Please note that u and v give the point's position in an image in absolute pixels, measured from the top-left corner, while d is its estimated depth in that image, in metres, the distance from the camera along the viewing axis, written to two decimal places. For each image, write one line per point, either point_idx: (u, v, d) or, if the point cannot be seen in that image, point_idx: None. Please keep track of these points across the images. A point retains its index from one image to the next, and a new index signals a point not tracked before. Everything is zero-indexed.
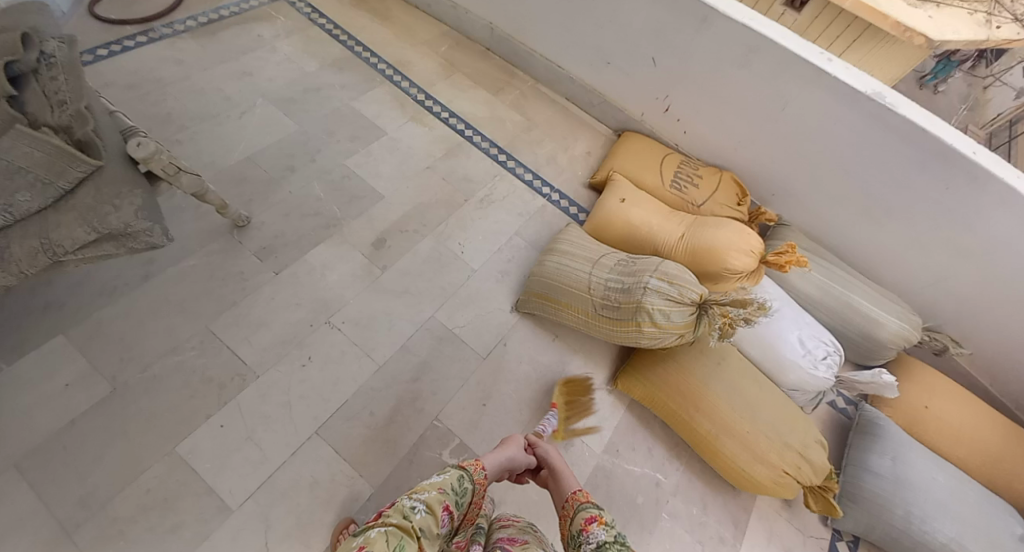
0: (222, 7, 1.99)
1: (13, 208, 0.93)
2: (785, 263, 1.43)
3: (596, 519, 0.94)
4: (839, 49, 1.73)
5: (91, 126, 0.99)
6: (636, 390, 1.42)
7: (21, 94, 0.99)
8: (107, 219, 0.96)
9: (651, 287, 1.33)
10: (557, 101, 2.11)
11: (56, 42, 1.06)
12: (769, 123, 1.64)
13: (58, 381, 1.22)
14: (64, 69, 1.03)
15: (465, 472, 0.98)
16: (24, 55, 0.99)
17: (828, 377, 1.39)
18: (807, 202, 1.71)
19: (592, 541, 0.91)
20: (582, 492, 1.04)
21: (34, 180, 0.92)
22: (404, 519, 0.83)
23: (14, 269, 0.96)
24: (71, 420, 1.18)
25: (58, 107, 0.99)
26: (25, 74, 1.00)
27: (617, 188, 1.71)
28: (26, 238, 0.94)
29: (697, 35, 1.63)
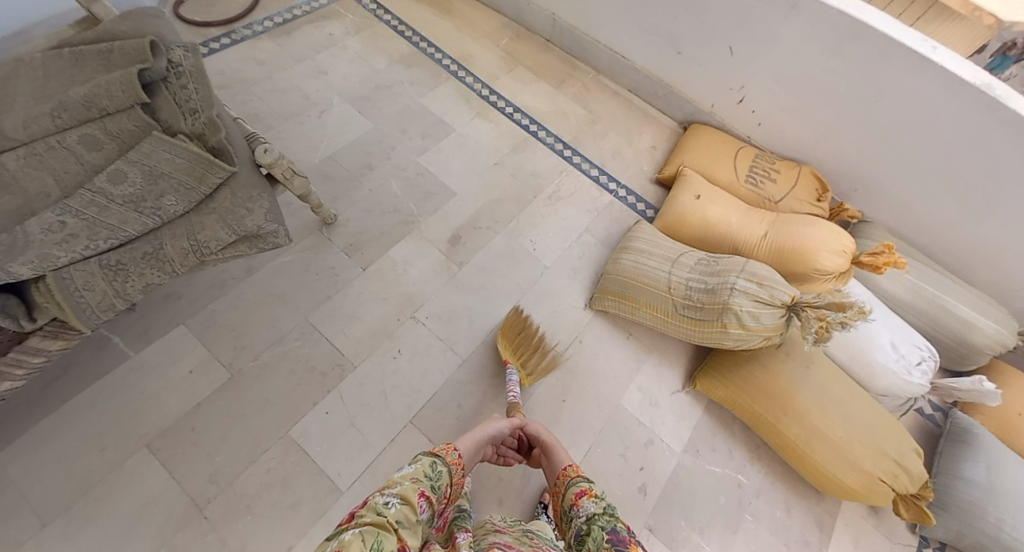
0: (295, 6, 2.04)
1: (162, 212, 1.04)
2: (881, 265, 1.38)
3: (585, 493, 0.99)
4: (909, 20, 1.62)
5: (223, 134, 1.11)
6: (718, 393, 1.40)
7: (154, 100, 1.09)
8: (243, 221, 1.09)
9: (739, 288, 1.32)
10: (621, 93, 2.08)
11: (182, 51, 1.14)
12: (863, 114, 1.58)
13: (182, 367, 1.31)
14: (191, 76, 1.12)
15: (437, 457, 0.99)
16: (153, 62, 1.08)
17: (924, 383, 1.35)
18: (894, 197, 1.66)
19: (582, 514, 0.95)
20: (572, 467, 1.08)
21: (178, 185, 1.04)
22: (377, 515, 0.80)
23: (168, 268, 1.07)
24: (196, 403, 1.27)
25: (191, 115, 1.10)
26: (156, 81, 1.09)
27: (689, 184, 1.68)
28: (176, 239, 1.06)
29: (784, 23, 1.57)
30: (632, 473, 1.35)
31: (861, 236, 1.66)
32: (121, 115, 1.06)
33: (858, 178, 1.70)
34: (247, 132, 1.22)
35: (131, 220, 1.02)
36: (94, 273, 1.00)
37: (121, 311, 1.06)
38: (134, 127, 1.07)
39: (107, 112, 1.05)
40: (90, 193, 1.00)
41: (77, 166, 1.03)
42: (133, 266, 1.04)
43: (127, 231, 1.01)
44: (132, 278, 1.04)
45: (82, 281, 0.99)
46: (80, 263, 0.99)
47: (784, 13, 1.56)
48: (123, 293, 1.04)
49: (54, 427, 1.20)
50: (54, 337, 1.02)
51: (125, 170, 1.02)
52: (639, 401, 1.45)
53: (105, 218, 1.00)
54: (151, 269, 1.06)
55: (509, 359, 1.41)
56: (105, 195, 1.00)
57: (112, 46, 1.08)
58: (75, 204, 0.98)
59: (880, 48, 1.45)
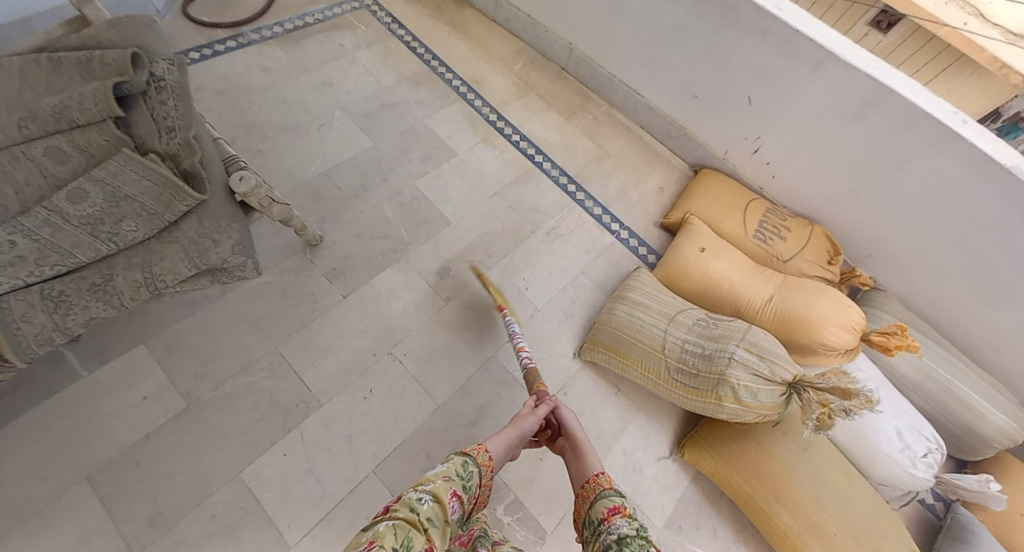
0: (308, 14, 1.99)
1: (118, 237, 0.99)
2: (893, 347, 1.32)
3: (619, 511, 0.88)
4: (924, 79, 1.51)
5: (198, 157, 1.06)
6: (706, 464, 1.34)
7: (129, 114, 1.06)
8: (207, 253, 1.03)
9: (737, 359, 1.28)
10: (632, 130, 2.01)
11: (166, 64, 1.09)
12: (880, 180, 1.50)
13: (136, 392, 1.25)
14: (172, 91, 1.08)
15: (469, 457, 0.94)
16: (133, 75, 1.04)
17: (928, 478, 1.28)
18: (907, 267, 1.58)
19: (613, 532, 0.85)
20: (603, 475, 0.98)
21: (140, 210, 1.01)
22: (411, 511, 0.79)
23: (116, 302, 0.99)
24: (146, 434, 1.21)
25: (166, 133, 1.06)
26: (135, 94, 1.06)
27: (695, 234, 1.60)
28: (131, 270, 0.99)
29: (807, 79, 1.50)
30: None
31: (872, 307, 1.58)
32: (92, 129, 1.03)
33: (873, 244, 1.62)
34: (227, 152, 1.16)
35: (85, 245, 0.97)
36: (33, 304, 0.92)
37: (59, 345, 0.96)
38: (104, 141, 1.04)
39: (77, 125, 1.02)
40: (47, 212, 0.96)
41: (40, 179, 1.01)
42: (77, 298, 0.96)
43: (78, 257, 0.97)
44: (74, 311, 0.96)
45: (18, 312, 0.91)
46: (21, 292, 0.92)
47: (807, 71, 1.49)
48: (64, 327, 0.95)
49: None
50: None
51: (86, 188, 0.99)
52: (621, 470, 1.37)
53: (58, 240, 0.96)
54: (97, 302, 0.97)
55: (502, 304, 1.46)
56: (61, 214, 0.97)
57: (93, 54, 1.03)
58: (30, 223, 0.95)
59: (907, 116, 1.37)
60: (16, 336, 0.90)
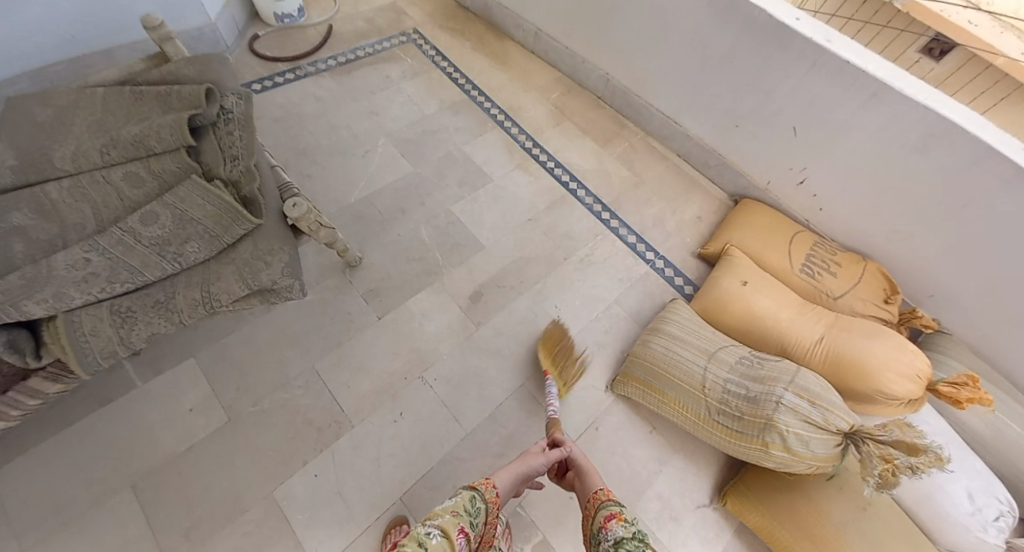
0: (359, 47, 2.09)
1: (182, 258, 1.13)
2: (963, 399, 1.23)
3: (615, 516, 0.94)
4: (982, 107, 1.37)
5: (257, 184, 1.19)
6: (750, 517, 1.24)
7: (200, 144, 1.22)
8: (259, 276, 1.17)
9: (786, 404, 1.20)
10: (669, 158, 1.97)
11: (235, 98, 1.27)
12: (943, 219, 1.41)
13: (183, 403, 1.29)
14: (238, 123, 1.24)
15: (477, 492, 0.97)
16: (206, 108, 1.21)
17: (999, 545, 1.13)
18: (975, 311, 1.45)
19: (609, 538, 0.91)
20: (603, 490, 1.02)
21: (203, 233, 1.13)
22: (419, 545, 0.82)
23: (175, 318, 1.14)
24: (190, 444, 1.24)
25: (230, 161, 1.20)
26: (206, 125, 1.22)
27: (737, 266, 1.53)
28: (190, 289, 1.14)
29: (861, 110, 1.44)
30: None
31: (936, 352, 1.46)
32: (167, 156, 1.17)
33: (933, 282, 1.51)
34: (282, 179, 1.34)
35: (152, 265, 1.11)
36: (103, 318, 1.08)
37: (122, 356, 1.13)
38: (176, 168, 1.17)
39: (154, 152, 1.16)
40: (121, 232, 1.09)
41: (118, 202, 1.14)
42: (142, 314, 1.11)
43: (145, 276, 1.10)
44: (138, 326, 1.12)
45: (92, 325, 1.07)
46: (92, 306, 1.08)
47: (861, 102, 1.43)
48: (129, 339, 1.12)
49: (49, 449, 1.19)
50: (54, 380, 1.10)
51: (158, 211, 1.12)
52: (657, 516, 1.29)
53: (128, 258, 1.09)
54: (159, 318, 1.13)
55: (547, 370, 1.40)
56: (134, 235, 1.10)
57: (172, 89, 1.21)
58: (104, 242, 1.08)
59: (972, 153, 1.30)
60: (86, 347, 1.07)
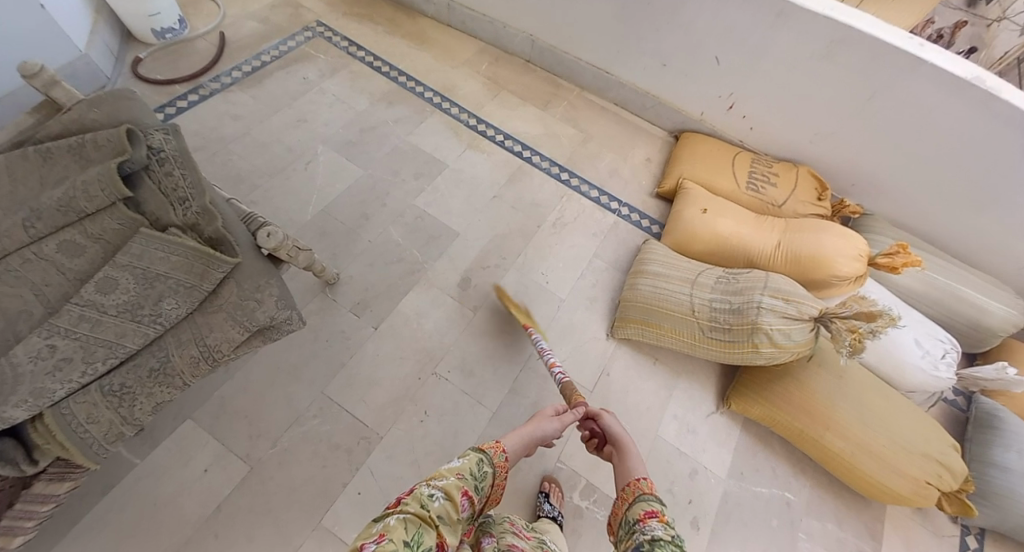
0: (264, 52, 1.95)
1: (162, 318, 0.98)
2: (900, 265, 1.43)
3: (656, 515, 0.88)
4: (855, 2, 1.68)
5: (219, 222, 1.03)
6: (754, 411, 1.41)
7: (137, 193, 1.04)
8: (254, 314, 1.03)
9: (765, 307, 1.35)
10: (607, 108, 2.05)
11: (161, 133, 1.06)
12: (856, 114, 1.60)
13: (196, 466, 1.25)
14: (174, 161, 1.05)
15: (484, 455, 0.97)
16: (133, 152, 1.01)
17: (951, 376, 1.38)
18: (892, 190, 1.69)
19: (646, 533, 0.85)
20: (645, 479, 0.97)
21: (178, 286, 0.99)
22: (421, 507, 0.81)
23: (178, 382, 1.01)
24: (217, 504, 1.21)
25: (180, 204, 1.04)
26: (138, 170, 1.03)
27: (693, 198, 1.67)
28: (184, 346, 1.00)
29: (772, 30, 1.57)
30: (681, 508, 1.34)
31: (868, 233, 1.68)
32: (103, 215, 1.01)
33: (855, 173, 1.72)
34: (241, 211, 1.14)
35: (130, 333, 0.96)
36: (97, 402, 0.94)
37: (131, 437, 0.99)
38: (118, 226, 1.02)
39: (87, 214, 1.00)
40: (80, 308, 0.94)
41: (59, 276, 0.98)
42: (139, 387, 0.97)
43: (127, 346, 0.96)
44: (140, 401, 0.98)
45: (85, 415, 0.93)
46: (79, 394, 0.93)
47: (770, 23, 1.56)
48: (133, 418, 0.98)
49: (69, 550, 1.13)
50: (60, 480, 0.97)
51: (116, 276, 0.97)
52: (676, 434, 1.44)
53: (100, 333, 0.94)
54: (160, 387, 1.00)
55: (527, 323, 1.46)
56: (97, 307, 0.95)
57: (84, 138, 1.01)
58: (63, 323, 0.93)
59: (870, 48, 1.47)
60: (86, 439, 0.93)
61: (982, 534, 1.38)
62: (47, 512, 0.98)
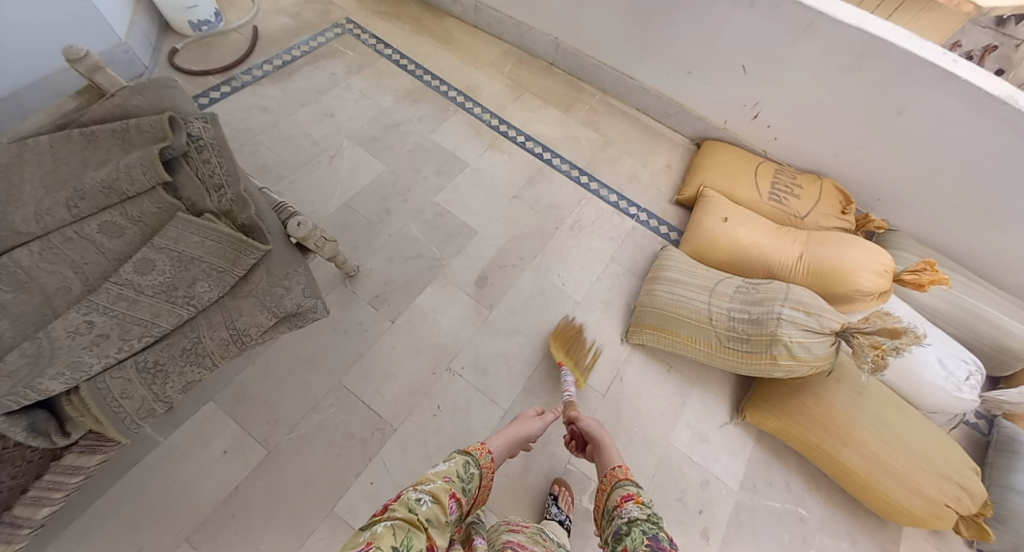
0: (293, 47, 1.98)
1: (195, 300, 1.01)
2: (925, 283, 1.40)
3: (631, 498, 0.98)
4: (885, 13, 1.66)
5: (253, 210, 1.06)
6: (768, 422, 1.39)
7: (175, 178, 1.06)
8: (282, 301, 1.05)
9: (786, 318, 1.33)
10: (630, 113, 2.05)
11: (200, 122, 1.08)
12: (883, 129, 1.58)
13: (216, 447, 1.27)
14: (212, 149, 1.08)
15: (471, 457, 1.02)
16: (174, 138, 1.03)
17: (973, 399, 1.35)
18: (917, 206, 1.66)
19: (624, 516, 0.95)
20: (620, 468, 1.07)
21: (210, 269, 1.02)
22: (410, 512, 0.85)
23: (207, 363, 1.03)
24: (234, 487, 1.23)
25: (216, 191, 1.07)
26: (177, 156, 1.06)
27: (714, 206, 1.66)
28: (215, 328, 1.02)
29: (798, 42, 1.56)
30: (692, 518, 1.32)
31: (893, 248, 1.65)
32: (143, 198, 1.03)
33: (880, 188, 1.70)
34: (273, 200, 1.17)
35: (164, 313, 0.98)
36: (131, 378, 0.96)
37: (160, 414, 1.01)
38: (157, 209, 1.04)
39: (128, 196, 1.02)
40: (118, 286, 0.96)
41: (98, 255, 1.01)
42: (171, 365, 0.99)
43: (161, 326, 0.98)
44: (171, 379, 1.00)
45: (119, 389, 0.95)
46: (115, 370, 0.94)
47: (799, 34, 1.55)
48: (163, 395, 1.00)
49: (90, 525, 1.16)
50: (90, 452, 1.02)
51: (152, 257, 0.99)
52: (689, 442, 1.42)
53: (136, 312, 0.97)
54: (191, 366, 1.02)
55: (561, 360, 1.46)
56: (133, 287, 0.97)
57: (129, 123, 1.03)
58: (102, 301, 0.95)
59: (901, 64, 1.45)
60: (119, 413, 0.95)
61: None
62: (75, 484, 1.01)
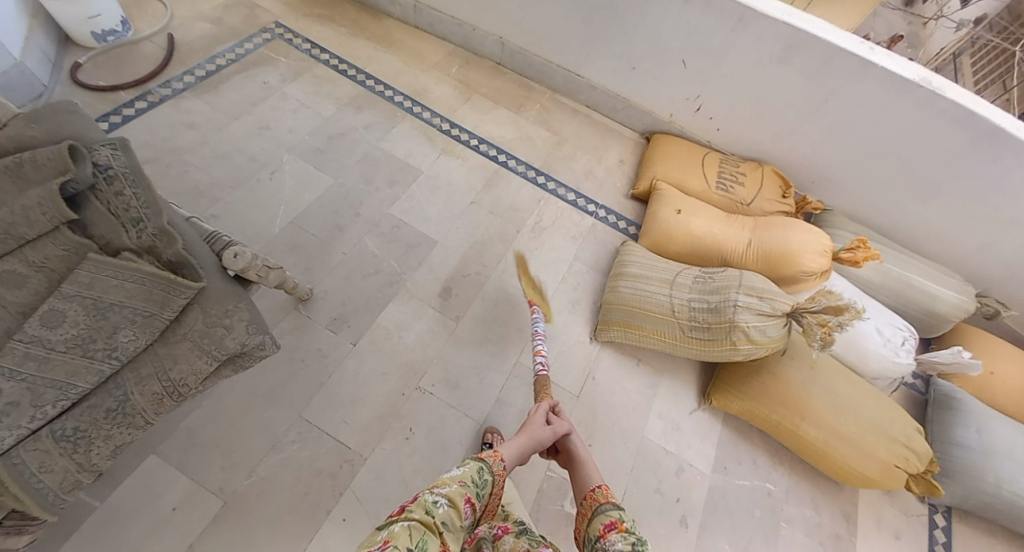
0: (219, 55, 1.85)
1: (118, 352, 0.93)
2: (861, 259, 1.51)
3: (614, 527, 0.88)
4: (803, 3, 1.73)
5: (180, 244, 0.99)
6: (734, 405, 1.46)
7: (83, 215, 0.98)
8: (223, 342, 0.98)
9: (741, 304, 1.39)
10: (578, 109, 2.06)
11: (109, 149, 1.01)
12: (813, 115, 1.67)
13: (164, 504, 1.19)
14: (125, 179, 1.00)
15: (485, 464, 0.97)
16: (77, 170, 0.96)
17: (910, 362, 1.47)
18: (849, 186, 1.77)
19: (608, 548, 0.84)
20: (601, 489, 0.98)
21: (135, 316, 0.94)
22: (426, 514, 0.83)
23: (139, 422, 0.95)
24: (191, 544, 1.16)
25: (134, 226, 0.99)
26: (83, 190, 0.98)
27: (667, 198, 1.71)
28: (145, 382, 0.95)
29: (734, 34, 1.62)
30: (670, 506, 1.37)
31: (830, 228, 1.75)
32: (45, 240, 0.95)
33: (815, 171, 1.80)
34: (204, 230, 1.10)
35: (82, 371, 0.90)
36: (49, 450, 0.87)
37: (89, 484, 0.93)
38: (63, 252, 0.95)
39: (28, 240, 0.93)
40: (23, 345, 0.88)
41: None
42: (96, 430, 0.91)
43: (79, 385, 0.90)
44: (96, 445, 0.92)
45: (37, 463, 0.87)
46: (29, 441, 0.86)
47: (732, 27, 1.61)
48: (89, 464, 0.92)
49: None
50: (17, 533, 0.91)
51: (62, 307, 0.91)
52: (661, 431, 1.47)
53: (48, 372, 0.88)
54: (119, 428, 0.94)
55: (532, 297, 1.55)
56: (43, 343, 0.89)
57: (22, 157, 0.94)
58: (7, 363, 0.86)
59: (825, 54, 1.53)
60: (41, 490, 0.87)
61: (949, 510, 1.49)
62: None
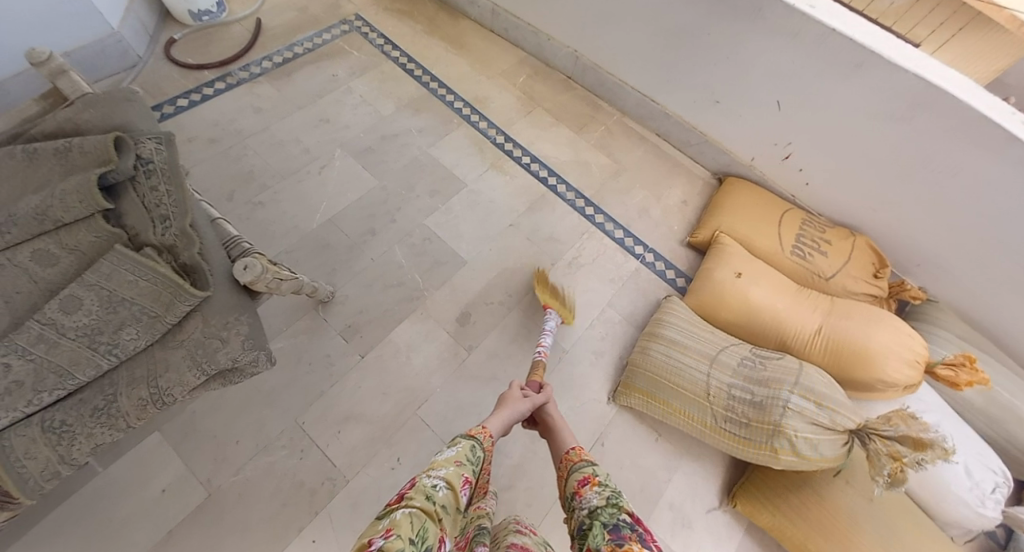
0: (296, 43, 1.87)
1: (119, 348, 0.92)
2: (963, 383, 1.23)
3: (589, 482, 0.87)
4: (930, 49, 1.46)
5: (197, 247, 0.96)
6: (763, 518, 1.25)
7: (119, 205, 0.99)
8: (215, 356, 0.92)
9: (793, 408, 1.18)
10: (648, 138, 1.88)
11: (153, 143, 1.01)
12: (931, 190, 1.38)
13: (155, 485, 1.21)
14: (162, 174, 1.00)
15: (476, 441, 0.92)
16: (119, 161, 0.96)
17: (997, 515, 1.18)
18: (962, 278, 1.46)
19: (584, 506, 0.83)
20: (575, 450, 0.97)
21: (141, 315, 0.93)
22: (426, 500, 0.75)
23: (121, 424, 0.92)
24: (168, 531, 1.17)
25: (160, 223, 0.98)
26: (122, 181, 0.99)
27: (729, 257, 1.49)
28: (135, 386, 0.92)
29: (844, 82, 1.38)
30: None
31: (927, 325, 1.46)
32: (80, 226, 0.95)
33: (922, 253, 1.50)
34: (228, 232, 1.07)
35: (83, 362, 0.90)
36: (36, 438, 0.87)
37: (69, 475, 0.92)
38: (95, 238, 0.96)
39: (63, 224, 0.94)
40: (40, 325, 0.89)
41: (30, 285, 0.93)
42: (80, 426, 0.89)
43: (77, 377, 0.90)
44: (78, 440, 0.90)
45: (23, 449, 0.86)
46: (22, 425, 0.87)
47: (845, 74, 1.36)
48: (71, 457, 0.90)
49: None
50: None
51: (80, 294, 0.91)
52: (670, 525, 1.29)
53: (55, 358, 0.89)
54: (102, 428, 0.91)
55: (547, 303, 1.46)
56: (56, 327, 0.90)
57: (72, 142, 0.96)
58: (22, 340, 0.88)
59: (961, 119, 1.25)
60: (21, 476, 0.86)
61: None
62: None
